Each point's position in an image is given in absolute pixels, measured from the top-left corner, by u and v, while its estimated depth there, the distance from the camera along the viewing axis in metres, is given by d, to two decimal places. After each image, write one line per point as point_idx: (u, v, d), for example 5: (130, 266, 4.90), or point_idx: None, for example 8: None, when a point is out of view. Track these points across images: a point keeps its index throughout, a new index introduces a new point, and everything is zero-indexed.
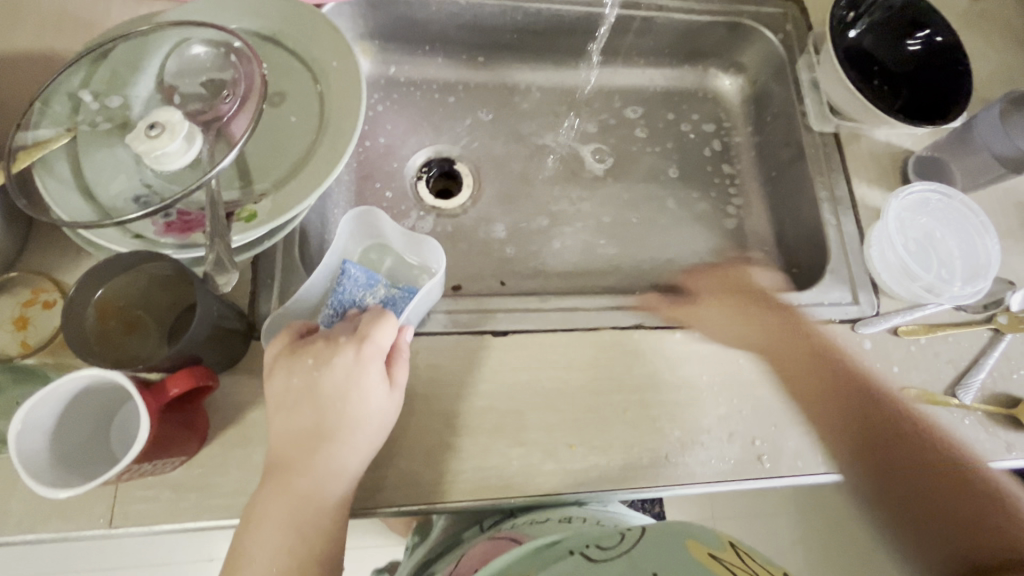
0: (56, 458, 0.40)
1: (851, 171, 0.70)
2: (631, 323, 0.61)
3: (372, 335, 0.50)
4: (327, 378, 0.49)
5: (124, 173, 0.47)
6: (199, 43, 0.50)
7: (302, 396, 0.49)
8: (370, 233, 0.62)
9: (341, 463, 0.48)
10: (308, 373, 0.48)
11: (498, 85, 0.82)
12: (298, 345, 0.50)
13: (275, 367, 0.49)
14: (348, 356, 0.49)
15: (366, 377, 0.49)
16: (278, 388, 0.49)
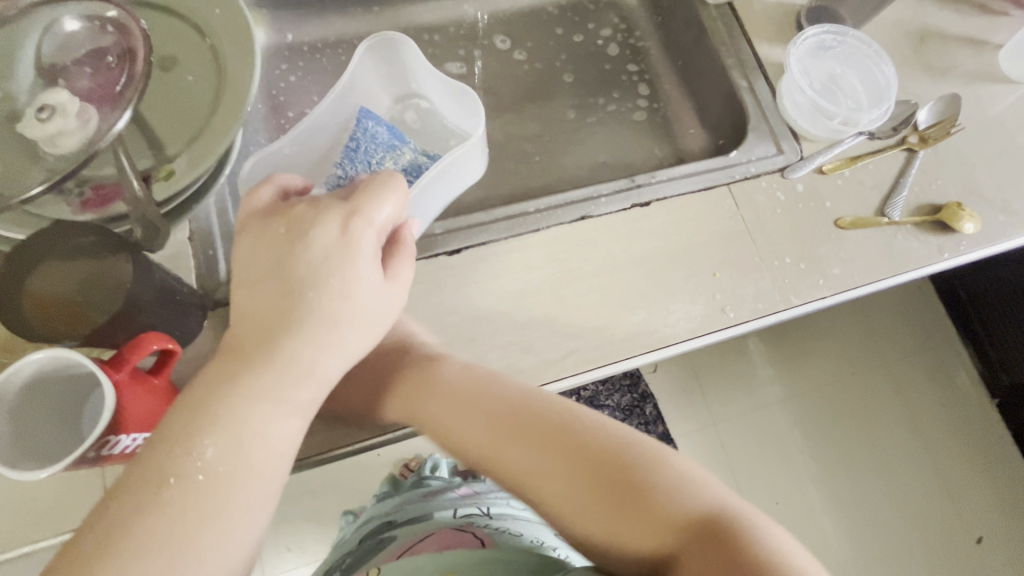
0: (16, 428, 0.40)
1: (751, 33, 0.73)
2: (576, 216, 0.63)
3: (366, 211, 0.43)
4: (305, 254, 0.41)
5: (25, 162, 0.45)
6: (71, 19, 0.49)
7: (275, 270, 0.42)
8: (401, 73, 0.66)
9: (318, 342, 0.41)
10: (287, 245, 0.42)
11: (400, 30, 0.81)
12: (279, 211, 0.45)
13: (250, 227, 0.44)
14: (337, 232, 0.42)
15: (352, 259, 0.42)
16: (248, 257, 0.43)
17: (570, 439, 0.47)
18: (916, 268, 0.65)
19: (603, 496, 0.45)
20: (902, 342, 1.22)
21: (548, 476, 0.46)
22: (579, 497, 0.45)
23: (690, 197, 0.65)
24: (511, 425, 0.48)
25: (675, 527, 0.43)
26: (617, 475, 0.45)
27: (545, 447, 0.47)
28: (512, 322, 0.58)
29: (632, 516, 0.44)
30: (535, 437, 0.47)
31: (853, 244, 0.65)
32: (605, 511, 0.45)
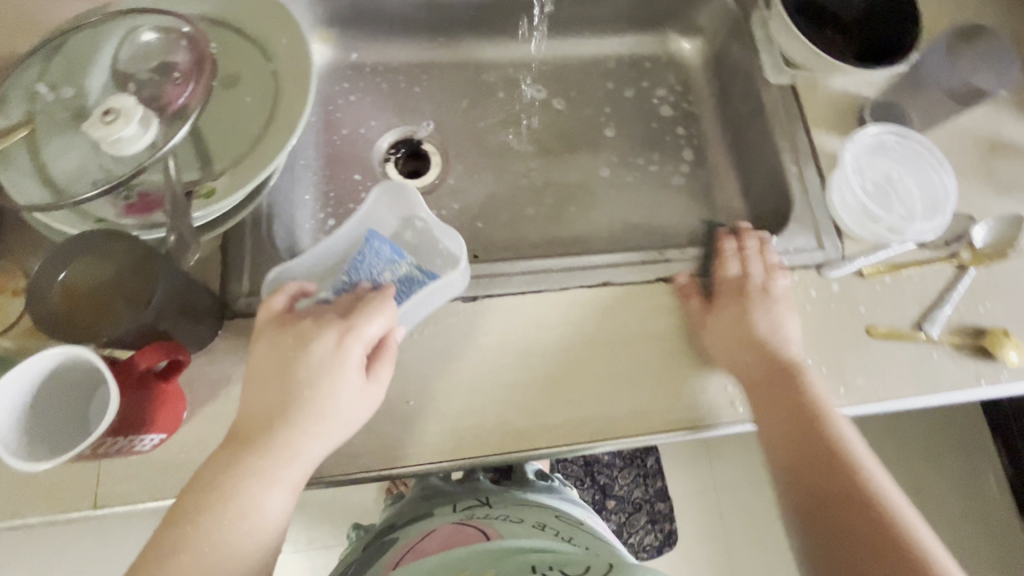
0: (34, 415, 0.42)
1: (810, 120, 0.71)
2: (598, 281, 0.62)
3: (357, 328, 0.46)
4: (301, 359, 0.45)
5: (82, 160, 0.48)
6: (149, 30, 0.51)
7: (274, 372, 0.45)
8: (405, 204, 0.59)
9: (304, 438, 0.44)
10: (287, 350, 0.45)
11: (462, 63, 0.83)
12: (285, 316, 0.48)
13: (263, 331, 0.47)
14: (328, 345, 0.45)
15: (341, 367, 0.45)
16: (257, 357, 0.46)
17: (755, 335, 0.59)
18: (948, 392, 0.61)
19: (779, 409, 0.55)
20: (929, 448, 1.15)
21: (772, 380, 0.57)
22: (774, 407, 0.56)
23: (717, 280, 0.64)
24: (751, 338, 0.59)
25: (814, 457, 0.54)
26: (774, 391, 0.56)
27: (738, 341, 0.59)
28: (515, 378, 0.57)
29: (810, 453, 0.54)
30: (748, 326, 0.59)
31: (882, 356, 0.62)
32: (807, 447, 0.54)
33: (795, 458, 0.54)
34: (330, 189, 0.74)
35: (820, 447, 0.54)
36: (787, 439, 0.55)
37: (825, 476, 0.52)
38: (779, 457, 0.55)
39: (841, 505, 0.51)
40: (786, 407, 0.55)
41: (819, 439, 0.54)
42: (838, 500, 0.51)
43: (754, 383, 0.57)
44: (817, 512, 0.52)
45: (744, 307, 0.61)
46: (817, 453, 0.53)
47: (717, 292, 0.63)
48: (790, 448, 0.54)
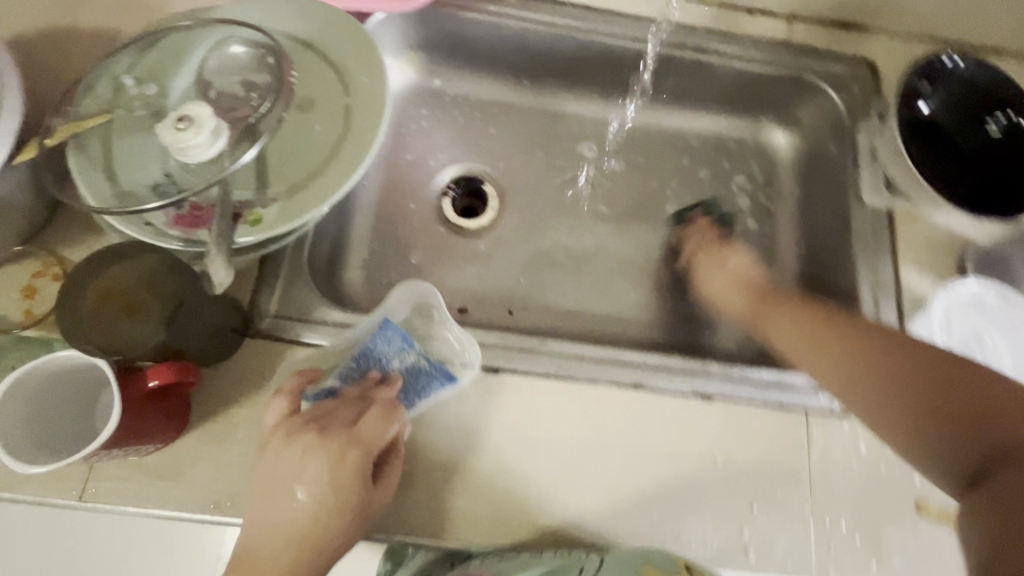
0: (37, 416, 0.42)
1: (901, 253, 0.64)
2: (629, 380, 0.58)
3: (369, 444, 0.46)
4: (308, 475, 0.44)
5: (148, 159, 0.49)
6: (240, 41, 0.52)
7: (281, 487, 0.44)
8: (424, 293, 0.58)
9: (311, 559, 0.43)
10: (294, 466, 0.44)
11: (542, 110, 0.80)
12: (293, 422, 0.47)
13: (268, 440, 0.46)
14: (335, 459, 0.45)
15: (348, 479, 0.45)
16: (262, 470, 0.45)
17: (810, 313, 0.59)
18: None
19: (866, 383, 0.50)
20: None
21: (846, 335, 0.54)
22: (851, 355, 0.53)
23: (758, 408, 0.58)
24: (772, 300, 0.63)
25: (904, 381, 0.49)
26: (836, 344, 0.54)
27: (785, 330, 0.59)
28: (517, 467, 0.53)
29: (904, 354, 0.50)
30: (806, 305, 0.60)
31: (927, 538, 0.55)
32: (873, 351, 0.52)
33: (931, 445, 0.46)
34: (382, 214, 0.73)
35: (942, 353, 0.49)
36: (883, 369, 0.50)
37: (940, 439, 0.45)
38: (866, 351, 0.52)
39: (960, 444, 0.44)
40: (843, 338, 0.54)
41: (899, 344, 0.51)
42: (967, 406, 0.45)
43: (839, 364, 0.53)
44: (962, 442, 0.44)
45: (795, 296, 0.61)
46: (913, 371, 0.49)
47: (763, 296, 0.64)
48: (907, 413, 0.47)
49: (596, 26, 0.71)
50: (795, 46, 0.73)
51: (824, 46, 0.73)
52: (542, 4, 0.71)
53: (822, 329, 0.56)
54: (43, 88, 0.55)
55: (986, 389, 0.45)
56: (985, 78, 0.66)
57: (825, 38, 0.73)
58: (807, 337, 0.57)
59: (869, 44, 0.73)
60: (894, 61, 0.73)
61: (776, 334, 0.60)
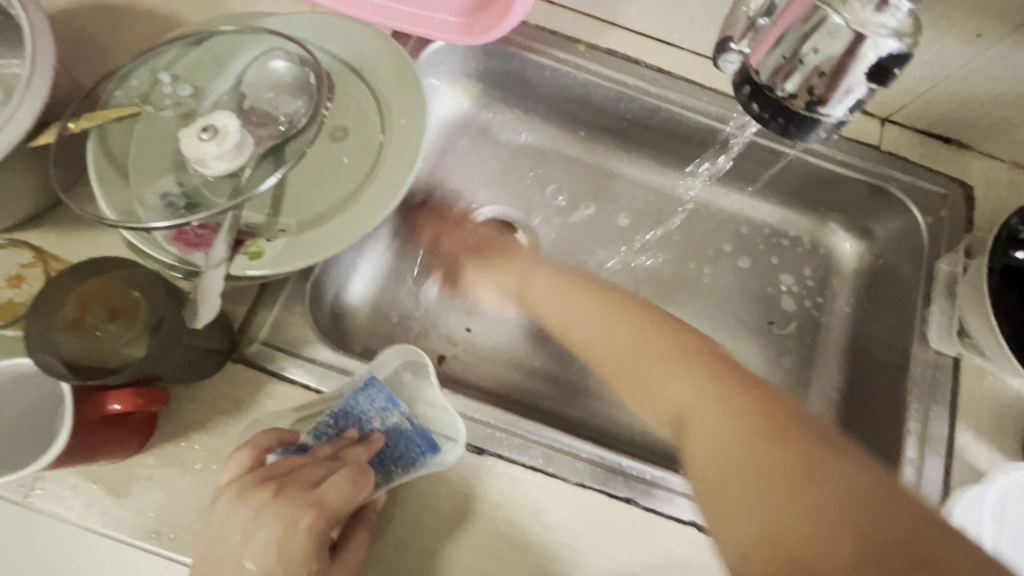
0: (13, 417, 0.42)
1: (960, 413, 0.57)
2: (622, 493, 0.52)
3: (331, 507, 0.37)
4: (257, 546, 0.35)
5: (166, 166, 0.47)
6: (284, 56, 0.49)
7: (224, 557, 0.35)
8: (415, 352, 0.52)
9: None
10: (239, 529, 0.35)
11: (591, 166, 0.75)
12: (249, 477, 0.38)
13: (217, 496, 0.37)
14: (291, 530, 0.35)
15: (306, 555, 0.36)
16: (205, 531, 0.36)
17: (706, 373, 0.45)
18: None
19: (773, 481, 0.38)
20: None
21: (727, 406, 0.42)
22: (741, 430, 0.41)
23: None
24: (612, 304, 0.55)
25: (741, 475, 0.39)
26: (728, 402, 0.43)
27: (636, 364, 0.49)
28: (479, 565, 0.48)
29: (755, 435, 0.40)
30: (732, 385, 0.44)
31: None
32: (771, 415, 0.42)
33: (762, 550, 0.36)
34: (403, 245, 0.69)
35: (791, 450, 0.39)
36: (744, 452, 0.40)
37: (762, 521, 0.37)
38: (709, 426, 0.42)
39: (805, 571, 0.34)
40: (733, 424, 0.42)
41: (787, 427, 0.41)
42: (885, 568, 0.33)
43: (721, 440, 0.41)
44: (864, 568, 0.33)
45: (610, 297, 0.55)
46: (787, 470, 0.38)
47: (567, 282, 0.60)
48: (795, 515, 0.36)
49: (666, 92, 0.66)
50: (882, 152, 0.66)
51: (915, 159, 0.66)
52: (614, 58, 0.66)
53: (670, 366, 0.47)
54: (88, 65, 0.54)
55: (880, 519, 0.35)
56: None
57: (917, 150, 0.66)
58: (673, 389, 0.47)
59: (967, 166, 0.66)
60: (993, 191, 0.65)
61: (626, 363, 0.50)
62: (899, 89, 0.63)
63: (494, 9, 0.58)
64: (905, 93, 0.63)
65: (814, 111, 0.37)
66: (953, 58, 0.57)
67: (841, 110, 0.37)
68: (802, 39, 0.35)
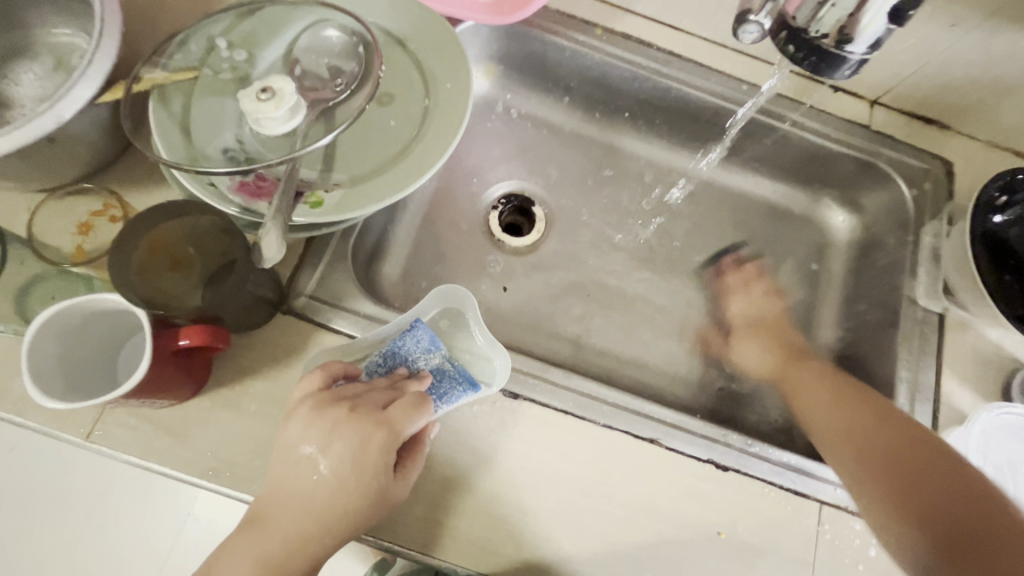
0: (72, 329, 0.42)
1: (946, 362, 0.62)
2: (646, 434, 0.56)
3: (397, 428, 0.42)
4: (333, 454, 0.41)
5: (225, 125, 0.50)
6: (335, 26, 0.53)
7: (301, 462, 0.41)
8: (453, 297, 0.56)
9: (323, 538, 0.40)
10: (318, 439, 0.41)
11: (604, 145, 0.80)
12: (323, 398, 0.43)
13: (293, 412, 0.42)
14: (362, 443, 0.41)
15: (374, 465, 0.41)
16: (284, 439, 0.42)
17: (881, 420, 0.55)
18: None
19: (920, 476, 0.50)
20: None
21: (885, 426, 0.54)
22: (954, 496, 0.48)
23: (771, 489, 0.56)
24: (836, 387, 0.59)
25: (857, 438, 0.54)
26: (923, 466, 0.51)
27: (832, 426, 0.57)
28: (517, 499, 0.52)
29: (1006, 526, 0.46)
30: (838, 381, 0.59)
31: None
32: (932, 463, 0.51)
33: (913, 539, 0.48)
34: (428, 216, 0.73)
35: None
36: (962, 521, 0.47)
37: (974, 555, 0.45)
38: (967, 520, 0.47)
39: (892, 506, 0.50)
40: (994, 512, 0.47)
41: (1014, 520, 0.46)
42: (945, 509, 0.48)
43: (925, 478, 0.50)
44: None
45: (839, 385, 0.59)
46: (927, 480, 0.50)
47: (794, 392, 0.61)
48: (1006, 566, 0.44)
49: (677, 73, 0.71)
50: (872, 131, 0.72)
51: (901, 138, 0.72)
52: (629, 42, 0.71)
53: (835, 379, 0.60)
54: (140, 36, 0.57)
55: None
56: None
57: (903, 130, 0.73)
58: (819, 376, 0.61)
59: (947, 144, 0.72)
60: (970, 167, 0.71)
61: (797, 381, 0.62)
62: (887, 72, 0.69)
63: None
64: (892, 76, 0.69)
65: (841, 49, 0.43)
66: (935, 42, 0.63)
67: (864, 47, 0.42)
68: None
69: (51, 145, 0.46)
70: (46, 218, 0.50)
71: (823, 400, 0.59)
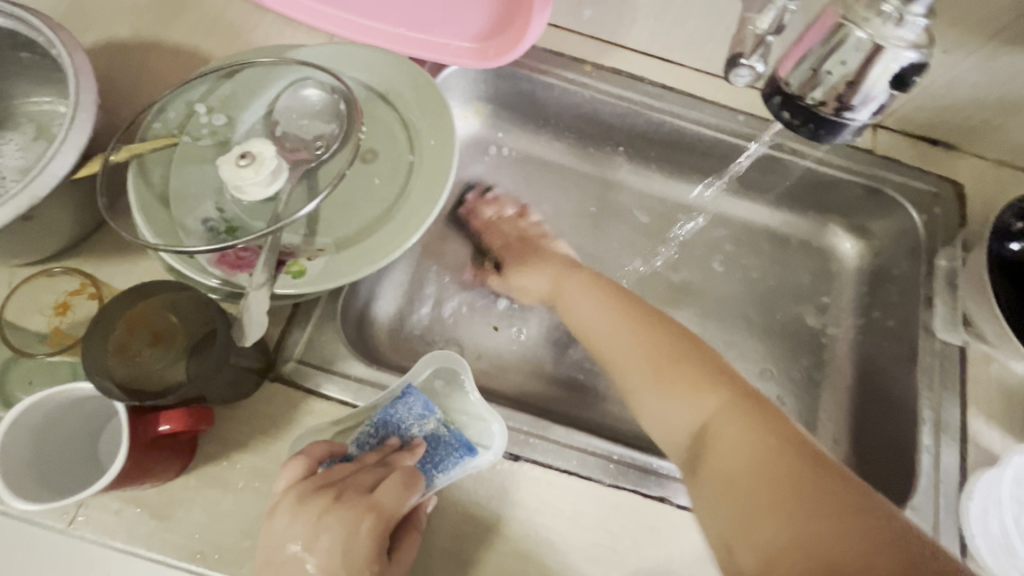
0: (44, 425, 0.40)
1: (970, 399, 0.59)
2: (655, 492, 0.54)
3: (388, 511, 0.39)
4: (319, 549, 0.37)
5: (205, 193, 0.49)
6: (314, 84, 0.51)
7: (286, 564, 0.37)
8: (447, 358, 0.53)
9: None
10: (303, 533, 0.37)
11: (599, 179, 0.78)
12: (308, 485, 0.40)
13: (276, 505, 0.39)
14: (351, 533, 0.38)
15: (365, 556, 0.38)
16: (268, 538, 0.38)
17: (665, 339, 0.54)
18: None
19: (720, 436, 0.46)
20: None
21: (737, 418, 0.46)
22: (690, 381, 0.50)
23: None
24: (623, 306, 0.58)
25: (734, 467, 0.43)
26: (736, 425, 0.46)
27: (634, 348, 0.55)
28: (521, 570, 0.49)
29: (765, 432, 0.45)
30: (688, 359, 0.52)
31: None
32: (794, 468, 0.41)
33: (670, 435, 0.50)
34: (421, 262, 0.71)
35: (803, 451, 0.43)
36: (756, 486, 0.42)
37: (715, 450, 0.45)
38: (728, 434, 0.45)
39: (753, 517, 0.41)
40: (717, 406, 0.48)
41: (785, 440, 0.44)
42: (768, 514, 0.40)
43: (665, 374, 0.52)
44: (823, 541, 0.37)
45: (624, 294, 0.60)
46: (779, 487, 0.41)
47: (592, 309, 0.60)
48: (728, 448, 0.45)
49: (670, 105, 0.69)
50: (876, 155, 0.69)
51: (907, 160, 0.69)
52: (619, 77, 0.69)
53: (660, 336, 0.55)
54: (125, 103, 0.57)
55: (834, 498, 0.39)
56: None
57: (908, 152, 0.70)
58: (652, 351, 0.54)
59: (956, 165, 0.69)
60: (981, 188, 0.68)
61: (620, 352, 0.56)
62: None
63: (508, 34, 0.61)
64: (892, 99, 0.67)
65: (840, 116, 0.39)
66: (937, 66, 0.61)
67: (868, 114, 0.39)
68: (822, 57, 0.38)
69: (28, 225, 0.45)
70: (22, 300, 0.48)
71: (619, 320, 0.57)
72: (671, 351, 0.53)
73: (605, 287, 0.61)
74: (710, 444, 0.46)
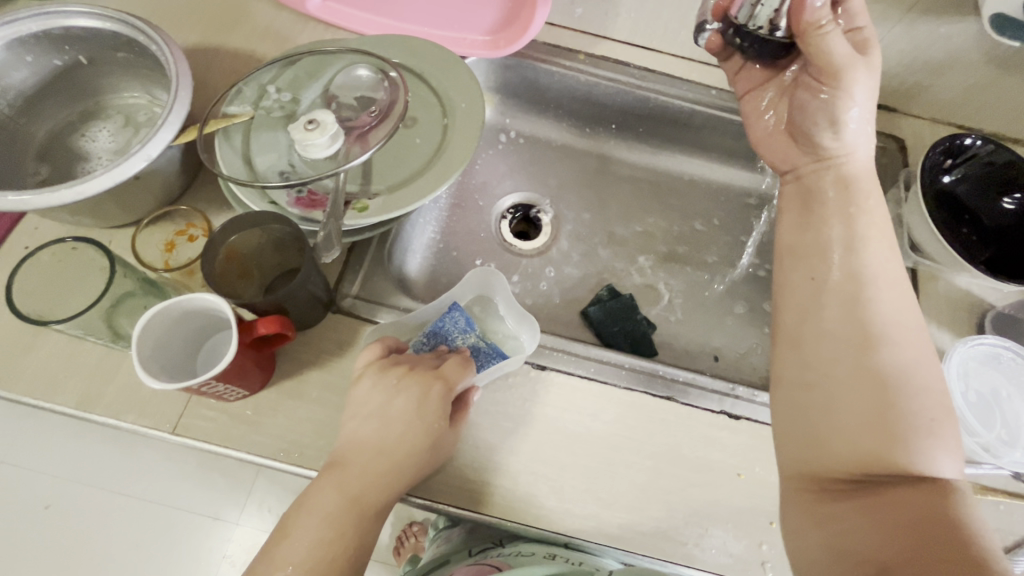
0: (165, 326, 0.50)
1: (923, 309, 0.70)
2: (663, 392, 0.63)
3: (451, 382, 0.52)
4: (398, 404, 0.50)
5: (278, 152, 0.59)
6: (364, 66, 0.63)
7: (374, 412, 0.50)
8: (483, 285, 0.65)
9: (396, 476, 0.49)
10: (387, 392, 0.50)
11: (597, 154, 0.90)
12: (386, 362, 0.53)
13: (363, 375, 0.52)
14: (423, 393, 0.50)
15: (435, 412, 0.50)
16: (358, 397, 0.51)
17: (851, 282, 0.53)
18: None
19: (809, 347, 0.52)
20: None
21: (845, 347, 0.50)
22: (844, 340, 0.51)
23: None
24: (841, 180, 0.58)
25: (820, 381, 0.51)
26: (801, 326, 0.53)
27: (840, 227, 0.56)
28: (555, 457, 0.58)
29: (835, 343, 0.51)
30: (860, 303, 0.52)
31: None
32: (834, 369, 0.50)
33: (790, 363, 0.53)
34: (447, 227, 0.82)
35: (813, 349, 0.52)
36: (845, 402, 0.49)
37: (804, 380, 0.51)
38: (813, 347, 0.52)
39: (833, 424, 0.49)
40: (818, 340, 0.52)
41: (813, 343, 0.52)
42: (851, 421, 0.48)
43: (835, 328, 0.51)
44: (900, 528, 0.42)
45: (850, 195, 0.57)
46: (851, 404, 0.48)
47: (806, 205, 0.59)
48: (854, 410, 0.48)
49: (653, 84, 0.82)
50: None
51: None
52: (609, 63, 0.82)
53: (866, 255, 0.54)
54: (203, 96, 0.69)
55: (860, 408, 0.48)
56: (1002, 158, 0.70)
57: None
58: (846, 244, 0.55)
59: (897, 124, 0.82)
60: (920, 141, 0.81)
61: (824, 234, 0.56)
62: None
63: (515, 28, 0.74)
64: None
65: None
66: None
67: None
68: None
69: (139, 180, 0.55)
70: (143, 237, 0.61)
71: (897, 265, 0.54)
72: (853, 277, 0.53)
73: (859, 217, 0.56)
74: (828, 363, 0.51)
